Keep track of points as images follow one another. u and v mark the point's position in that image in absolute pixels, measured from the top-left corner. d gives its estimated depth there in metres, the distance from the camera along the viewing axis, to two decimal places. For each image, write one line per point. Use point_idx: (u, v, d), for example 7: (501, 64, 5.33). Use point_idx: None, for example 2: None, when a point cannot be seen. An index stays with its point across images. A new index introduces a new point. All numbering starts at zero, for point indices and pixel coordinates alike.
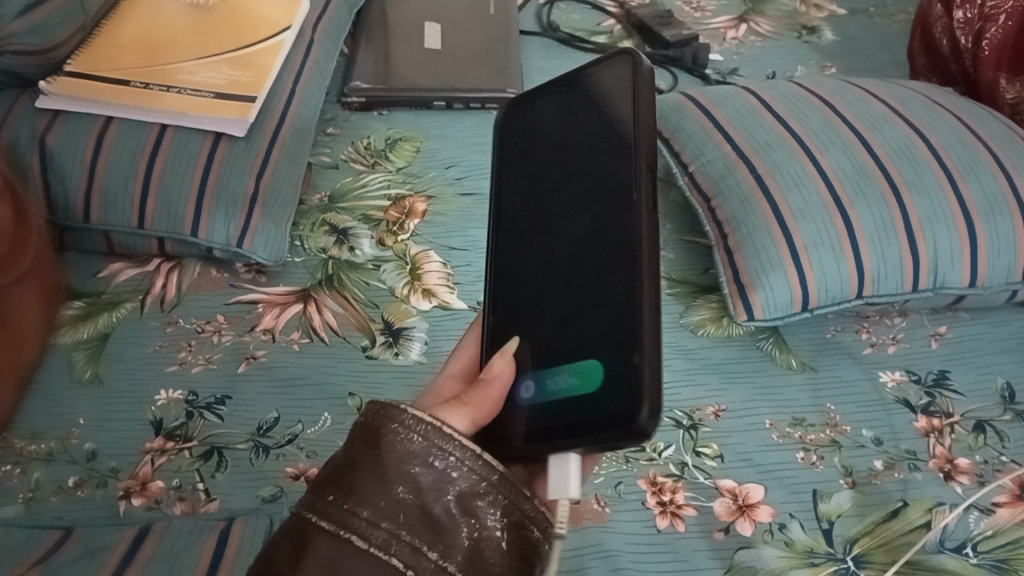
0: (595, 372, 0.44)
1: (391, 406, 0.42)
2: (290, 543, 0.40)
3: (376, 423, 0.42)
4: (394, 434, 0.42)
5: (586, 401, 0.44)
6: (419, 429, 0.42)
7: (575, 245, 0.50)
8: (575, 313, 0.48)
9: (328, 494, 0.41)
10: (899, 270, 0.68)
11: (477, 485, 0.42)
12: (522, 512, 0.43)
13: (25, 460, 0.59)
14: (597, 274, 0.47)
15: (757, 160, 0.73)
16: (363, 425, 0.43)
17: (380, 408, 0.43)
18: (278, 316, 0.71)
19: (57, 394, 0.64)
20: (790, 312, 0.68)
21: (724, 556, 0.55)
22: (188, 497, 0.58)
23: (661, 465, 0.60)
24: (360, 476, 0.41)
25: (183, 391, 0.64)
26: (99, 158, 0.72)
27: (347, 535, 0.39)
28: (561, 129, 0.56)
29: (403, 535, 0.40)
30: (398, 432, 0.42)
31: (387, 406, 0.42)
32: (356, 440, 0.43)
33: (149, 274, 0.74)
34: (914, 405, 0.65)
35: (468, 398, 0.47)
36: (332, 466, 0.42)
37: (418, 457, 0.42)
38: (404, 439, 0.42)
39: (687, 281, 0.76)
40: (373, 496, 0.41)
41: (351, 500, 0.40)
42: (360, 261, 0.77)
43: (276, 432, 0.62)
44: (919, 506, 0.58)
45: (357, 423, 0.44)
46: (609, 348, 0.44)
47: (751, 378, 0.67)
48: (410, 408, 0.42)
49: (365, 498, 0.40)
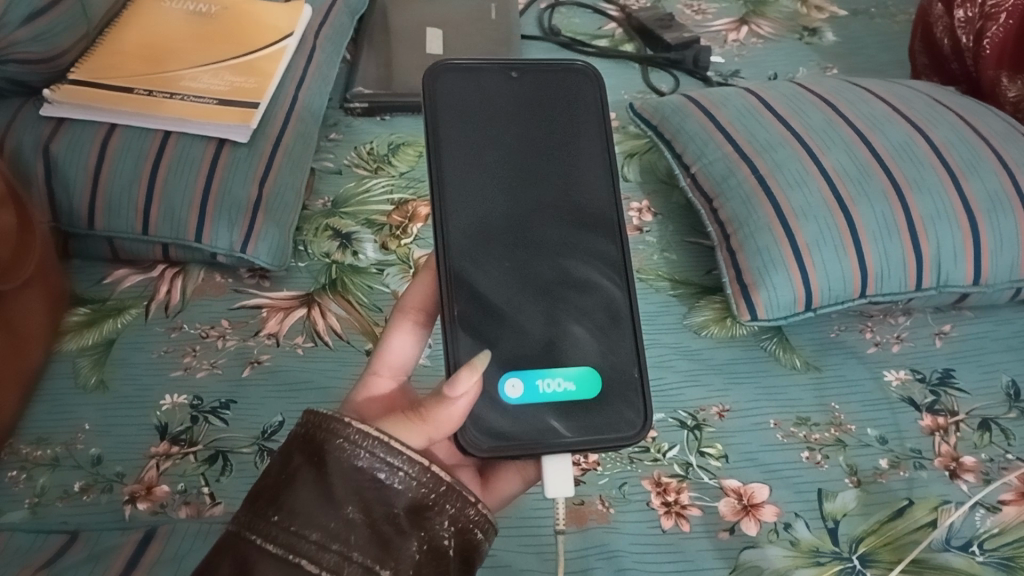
0: (596, 377, 0.49)
1: (334, 419, 0.42)
2: (230, 564, 0.40)
3: (319, 437, 0.42)
4: (337, 449, 0.42)
5: (583, 404, 0.49)
6: (366, 444, 0.42)
7: (548, 250, 0.51)
8: (554, 315, 0.50)
9: (271, 514, 0.41)
10: (903, 268, 0.68)
11: (425, 498, 0.43)
12: (468, 518, 0.44)
13: (30, 465, 0.59)
14: (580, 283, 0.51)
15: (758, 161, 0.73)
16: (304, 440, 0.43)
17: (318, 420, 0.43)
18: (282, 320, 0.71)
19: (62, 400, 0.64)
20: (793, 312, 0.68)
21: (729, 556, 0.55)
22: (192, 501, 0.58)
23: (666, 465, 0.60)
24: (305, 497, 0.41)
25: (188, 396, 0.65)
26: (103, 165, 0.72)
27: (296, 559, 0.39)
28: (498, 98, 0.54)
29: (354, 555, 0.40)
30: (341, 446, 0.42)
31: (327, 418, 0.43)
32: (297, 455, 0.43)
33: (153, 280, 0.74)
34: (918, 404, 0.65)
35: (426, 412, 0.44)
36: (273, 482, 0.42)
37: (363, 474, 0.42)
38: (348, 454, 0.42)
39: (690, 282, 0.76)
40: (322, 517, 0.41)
41: (297, 523, 0.40)
42: (363, 265, 0.77)
43: (280, 435, 0.62)
44: (924, 504, 0.57)
45: (296, 435, 0.43)
46: (608, 361, 0.50)
47: (755, 379, 0.67)
48: (354, 422, 0.42)
49: (313, 520, 0.40)
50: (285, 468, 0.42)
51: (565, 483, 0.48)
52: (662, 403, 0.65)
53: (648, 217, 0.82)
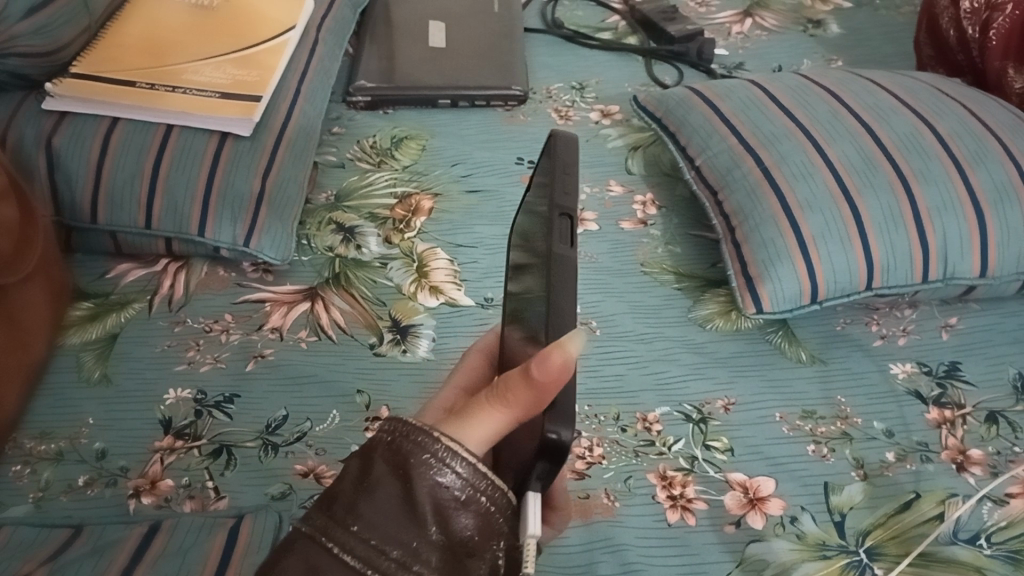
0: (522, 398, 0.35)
1: (423, 431, 0.35)
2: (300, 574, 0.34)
3: (404, 446, 0.35)
4: (423, 466, 0.34)
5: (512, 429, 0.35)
6: (455, 466, 0.34)
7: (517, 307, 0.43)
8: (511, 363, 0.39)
9: (349, 523, 0.34)
10: (909, 261, 0.68)
11: (503, 525, 0.35)
12: None
13: (34, 460, 0.59)
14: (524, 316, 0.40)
15: (763, 153, 0.73)
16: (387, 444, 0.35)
17: (405, 427, 0.35)
18: (285, 314, 0.71)
19: (66, 395, 0.64)
20: (798, 304, 0.68)
21: (735, 550, 0.54)
22: (197, 495, 0.58)
23: (671, 459, 0.60)
24: (386, 512, 0.34)
25: (191, 390, 0.64)
26: (105, 158, 0.72)
27: None
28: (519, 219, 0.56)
29: None
30: (430, 464, 0.34)
31: (415, 429, 0.35)
32: (380, 461, 0.35)
33: (156, 274, 0.74)
34: (925, 397, 0.64)
35: (512, 397, 0.33)
36: (351, 485, 0.35)
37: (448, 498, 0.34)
38: (434, 472, 0.34)
39: (695, 275, 0.75)
40: (403, 535, 0.34)
41: (378, 537, 0.34)
42: (366, 259, 0.77)
43: (284, 430, 0.62)
44: (930, 498, 0.57)
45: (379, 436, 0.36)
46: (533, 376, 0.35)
47: (760, 372, 0.67)
48: (444, 437, 0.34)
49: (393, 537, 0.34)
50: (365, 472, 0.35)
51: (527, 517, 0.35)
52: (666, 396, 0.64)
53: (652, 211, 0.82)
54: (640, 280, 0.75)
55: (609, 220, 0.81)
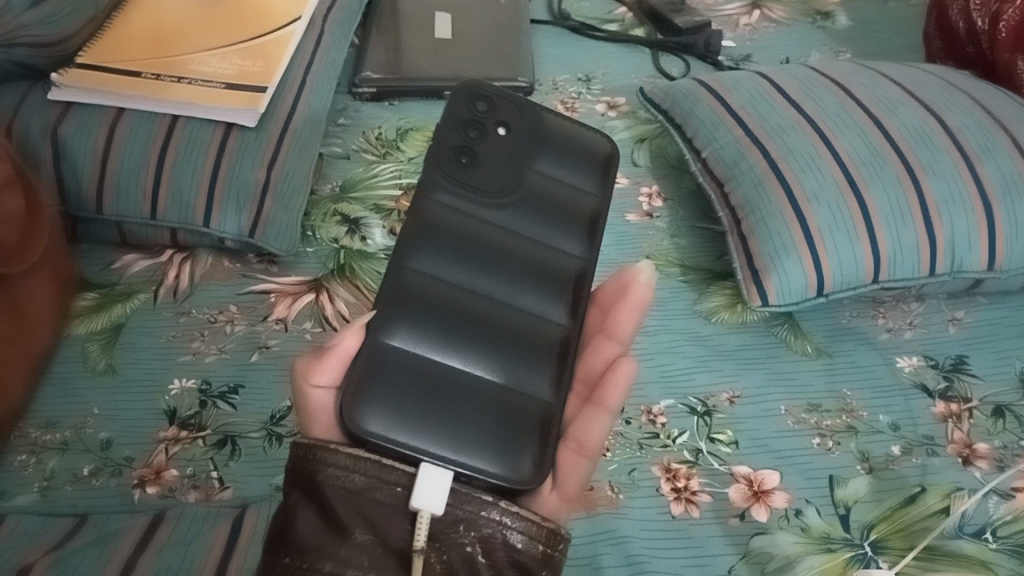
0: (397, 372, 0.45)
1: (320, 449, 0.42)
2: None
3: (308, 469, 0.42)
4: (332, 478, 0.42)
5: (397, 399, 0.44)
6: (356, 467, 0.42)
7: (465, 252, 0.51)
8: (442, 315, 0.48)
9: (284, 556, 0.41)
10: (916, 253, 0.67)
11: None
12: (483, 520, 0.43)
13: (39, 449, 0.59)
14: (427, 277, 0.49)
15: (770, 144, 0.73)
16: (293, 470, 0.43)
17: (298, 450, 0.43)
18: (290, 305, 0.71)
19: (71, 384, 0.64)
20: (804, 297, 0.67)
21: (738, 542, 0.54)
22: (201, 485, 0.58)
23: (675, 451, 0.60)
24: (311, 529, 0.41)
25: (196, 381, 0.65)
26: (111, 148, 0.72)
27: None
28: (538, 132, 0.58)
29: None
30: (336, 473, 0.42)
31: (310, 449, 0.43)
32: (296, 487, 0.43)
33: (161, 265, 0.74)
34: (931, 390, 0.64)
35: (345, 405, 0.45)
36: (280, 516, 0.43)
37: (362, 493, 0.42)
38: (340, 477, 0.42)
39: (700, 267, 0.75)
40: (333, 549, 0.41)
41: (309, 557, 0.40)
42: (372, 251, 0.77)
43: (288, 420, 0.62)
44: (936, 491, 0.57)
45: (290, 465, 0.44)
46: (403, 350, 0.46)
47: (766, 365, 0.66)
48: (341, 448, 0.42)
49: (325, 553, 0.40)
50: (289, 498, 0.43)
51: (434, 493, 0.42)
52: (672, 388, 0.64)
53: (658, 203, 0.81)
54: None
55: (615, 212, 0.80)
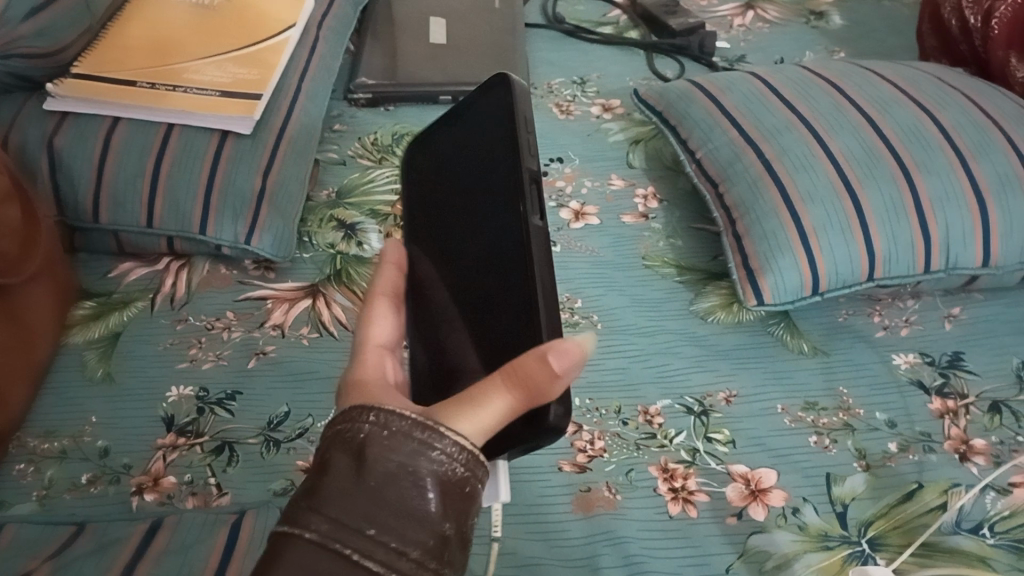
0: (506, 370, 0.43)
1: (424, 428, 0.35)
2: None
3: (404, 443, 0.35)
4: (429, 462, 0.35)
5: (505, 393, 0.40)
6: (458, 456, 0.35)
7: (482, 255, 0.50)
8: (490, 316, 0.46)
9: (366, 529, 0.33)
10: (911, 250, 0.67)
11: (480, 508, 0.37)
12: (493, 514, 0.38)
13: (38, 458, 0.59)
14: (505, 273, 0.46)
15: (764, 145, 0.73)
16: (379, 437, 0.35)
17: (387, 422, 0.35)
18: (287, 311, 0.71)
19: (70, 393, 0.64)
20: (800, 296, 0.67)
21: (737, 541, 0.54)
22: (199, 491, 0.58)
23: (672, 451, 0.60)
24: (395, 507, 0.34)
25: (194, 388, 0.65)
26: (107, 158, 0.72)
27: None
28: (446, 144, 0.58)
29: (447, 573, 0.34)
30: (436, 460, 0.35)
31: (410, 426, 0.35)
32: (374, 450, 0.35)
33: (159, 273, 0.74)
34: (928, 387, 0.64)
35: (524, 377, 0.36)
36: (347, 476, 0.34)
37: (450, 486, 0.35)
38: (437, 462, 0.35)
39: (696, 268, 0.75)
40: (419, 534, 0.34)
41: (396, 539, 0.33)
42: (368, 256, 0.77)
43: (285, 426, 0.62)
44: (934, 488, 0.57)
45: (360, 425, 0.35)
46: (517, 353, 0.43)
47: (762, 364, 0.66)
48: (451, 433, 0.35)
49: (409, 538, 0.34)
50: (358, 460, 0.35)
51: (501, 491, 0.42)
52: (668, 389, 0.64)
53: (654, 204, 0.82)
54: (642, 273, 0.75)
55: (611, 214, 0.81)
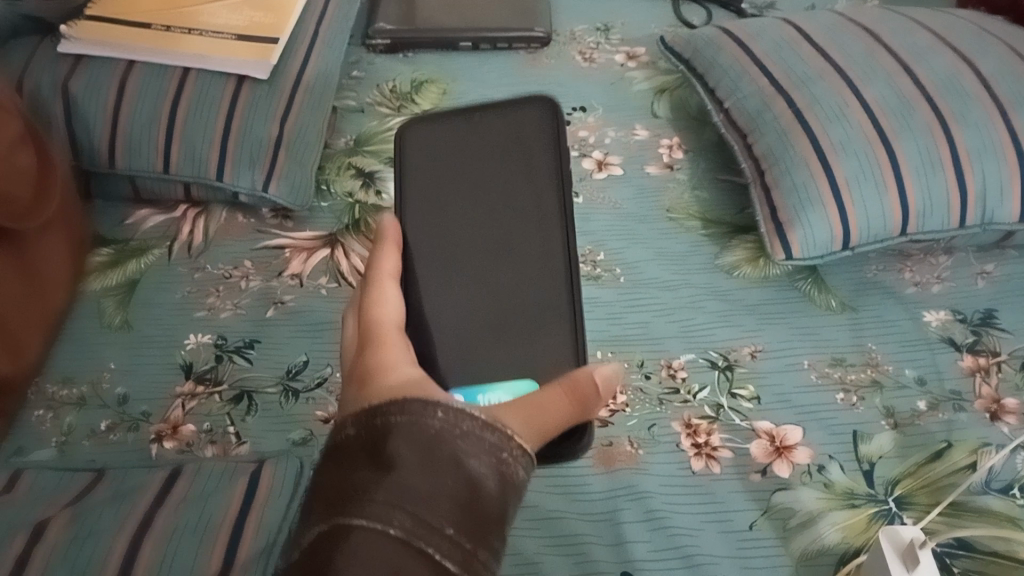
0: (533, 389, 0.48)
1: (487, 428, 0.36)
2: None
3: (468, 441, 0.35)
4: (498, 462, 0.36)
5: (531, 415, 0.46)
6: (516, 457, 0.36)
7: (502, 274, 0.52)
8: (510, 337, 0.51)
9: (445, 526, 0.32)
10: (946, 204, 0.65)
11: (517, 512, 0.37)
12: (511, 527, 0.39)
13: (57, 405, 0.59)
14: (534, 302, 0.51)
15: (795, 94, 0.70)
16: (451, 435, 0.35)
17: (457, 421, 0.36)
18: (305, 261, 0.70)
19: (88, 341, 0.64)
20: (829, 250, 0.66)
21: (760, 498, 0.54)
22: (218, 440, 0.58)
23: (696, 407, 0.59)
24: (464, 503, 0.34)
25: (212, 336, 0.64)
26: (122, 103, 0.71)
27: None
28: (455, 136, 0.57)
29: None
30: (506, 460, 0.36)
31: (478, 426, 0.36)
32: (446, 448, 0.35)
33: (175, 220, 0.73)
34: (959, 344, 0.63)
35: (576, 398, 0.43)
36: (420, 471, 0.34)
37: (513, 486, 0.36)
38: (505, 463, 0.36)
39: (721, 221, 0.73)
40: (486, 533, 0.34)
41: (469, 537, 0.33)
42: (387, 205, 0.76)
43: (304, 375, 0.62)
44: (963, 447, 0.56)
45: (425, 425, 0.35)
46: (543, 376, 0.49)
47: (788, 319, 0.65)
48: (516, 436, 0.37)
49: (481, 536, 0.33)
50: (431, 457, 0.34)
51: None
52: (692, 343, 0.63)
53: (679, 155, 0.79)
54: (666, 226, 0.73)
55: (634, 165, 0.79)
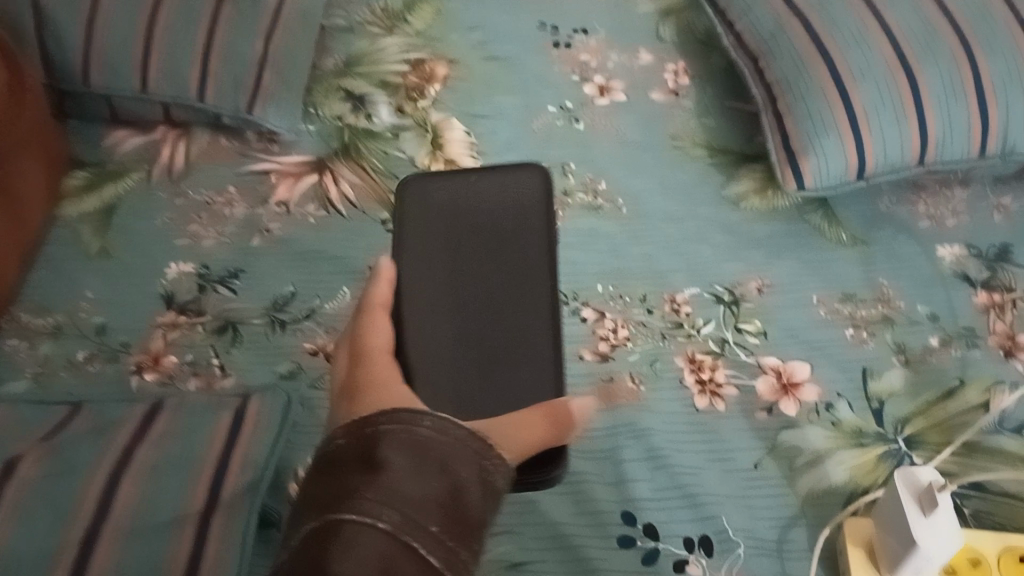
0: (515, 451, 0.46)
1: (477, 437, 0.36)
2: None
3: (459, 447, 0.36)
4: (483, 470, 0.36)
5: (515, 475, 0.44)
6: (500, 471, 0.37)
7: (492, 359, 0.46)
8: None
9: (430, 524, 0.33)
10: (966, 132, 0.62)
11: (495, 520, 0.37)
12: None
13: (32, 334, 0.57)
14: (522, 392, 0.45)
15: (812, 15, 0.66)
16: (439, 442, 0.36)
17: (446, 429, 0.36)
18: (292, 187, 0.67)
19: (64, 268, 0.61)
20: (843, 180, 0.63)
21: (766, 436, 0.52)
22: (202, 372, 0.55)
23: (700, 342, 0.57)
24: (449, 503, 0.34)
25: (194, 265, 0.61)
26: (95, 14, 0.66)
27: None
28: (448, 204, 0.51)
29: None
30: (489, 468, 0.36)
31: (467, 435, 0.36)
32: (435, 451, 0.35)
33: (154, 143, 0.69)
34: (974, 280, 0.60)
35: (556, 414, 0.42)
36: (409, 474, 0.34)
37: (495, 493, 0.36)
38: (488, 471, 0.36)
39: (729, 149, 0.70)
40: (469, 535, 0.34)
41: (451, 538, 0.33)
42: (378, 130, 0.72)
43: (292, 307, 0.59)
44: (976, 385, 0.54)
45: (417, 428, 0.36)
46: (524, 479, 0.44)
47: (796, 252, 0.62)
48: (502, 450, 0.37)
49: (465, 537, 0.34)
50: (421, 460, 0.35)
51: None
52: (696, 277, 0.61)
53: (685, 80, 0.76)
54: (671, 154, 0.70)
55: (638, 91, 0.75)
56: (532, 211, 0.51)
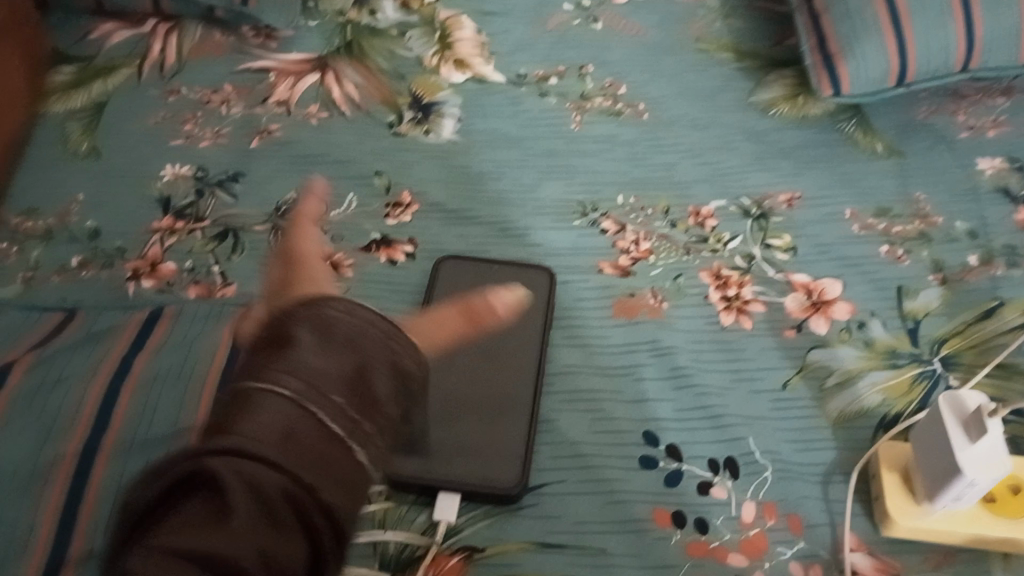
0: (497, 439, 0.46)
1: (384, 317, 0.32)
2: (267, 462, 0.26)
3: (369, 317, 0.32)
4: (391, 352, 0.31)
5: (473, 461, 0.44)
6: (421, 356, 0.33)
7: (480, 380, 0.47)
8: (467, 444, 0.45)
9: (333, 394, 0.29)
10: (1015, 37, 0.58)
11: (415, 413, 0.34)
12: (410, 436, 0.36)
13: (21, 238, 0.53)
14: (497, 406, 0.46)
15: None
16: (347, 323, 0.31)
17: (357, 310, 0.32)
18: (293, 87, 0.63)
19: (52, 168, 0.57)
20: (881, 87, 0.59)
21: (794, 356, 0.50)
22: (202, 280, 0.52)
23: (726, 257, 0.54)
24: (349, 380, 0.30)
25: (191, 168, 0.58)
26: None
27: (354, 452, 0.29)
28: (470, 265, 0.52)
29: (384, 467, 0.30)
30: (400, 346, 0.32)
31: (377, 316, 0.32)
32: (340, 330, 0.31)
33: (145, 36, 0.65)
34: (1015, 195, 0.57)
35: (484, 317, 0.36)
36: (313, 348, 0.30)
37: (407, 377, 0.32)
38: (397, 352, 0.32)
39: (758, 54, 0.66)
40: (376, 415, 0.30)
41: (353, 416, 0.29)
42: (383, 27, 0.67)
43: (296, 214, 0.56)
44: (1015, 306, 0.51)
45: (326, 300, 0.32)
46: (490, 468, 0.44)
47: (829, 164, 0.59)
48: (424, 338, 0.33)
49: (371, 412, 0.30)
50: (329, 336, 0.30)
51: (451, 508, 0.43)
52: (724, 188, 0.57)
53: None
54: (696, 58, 0.66)
55: None
56: (504, 274, 0.52)
